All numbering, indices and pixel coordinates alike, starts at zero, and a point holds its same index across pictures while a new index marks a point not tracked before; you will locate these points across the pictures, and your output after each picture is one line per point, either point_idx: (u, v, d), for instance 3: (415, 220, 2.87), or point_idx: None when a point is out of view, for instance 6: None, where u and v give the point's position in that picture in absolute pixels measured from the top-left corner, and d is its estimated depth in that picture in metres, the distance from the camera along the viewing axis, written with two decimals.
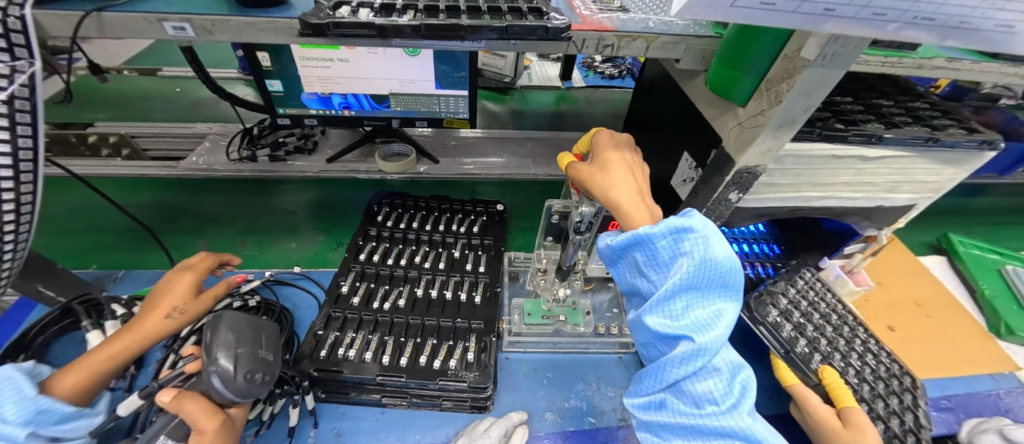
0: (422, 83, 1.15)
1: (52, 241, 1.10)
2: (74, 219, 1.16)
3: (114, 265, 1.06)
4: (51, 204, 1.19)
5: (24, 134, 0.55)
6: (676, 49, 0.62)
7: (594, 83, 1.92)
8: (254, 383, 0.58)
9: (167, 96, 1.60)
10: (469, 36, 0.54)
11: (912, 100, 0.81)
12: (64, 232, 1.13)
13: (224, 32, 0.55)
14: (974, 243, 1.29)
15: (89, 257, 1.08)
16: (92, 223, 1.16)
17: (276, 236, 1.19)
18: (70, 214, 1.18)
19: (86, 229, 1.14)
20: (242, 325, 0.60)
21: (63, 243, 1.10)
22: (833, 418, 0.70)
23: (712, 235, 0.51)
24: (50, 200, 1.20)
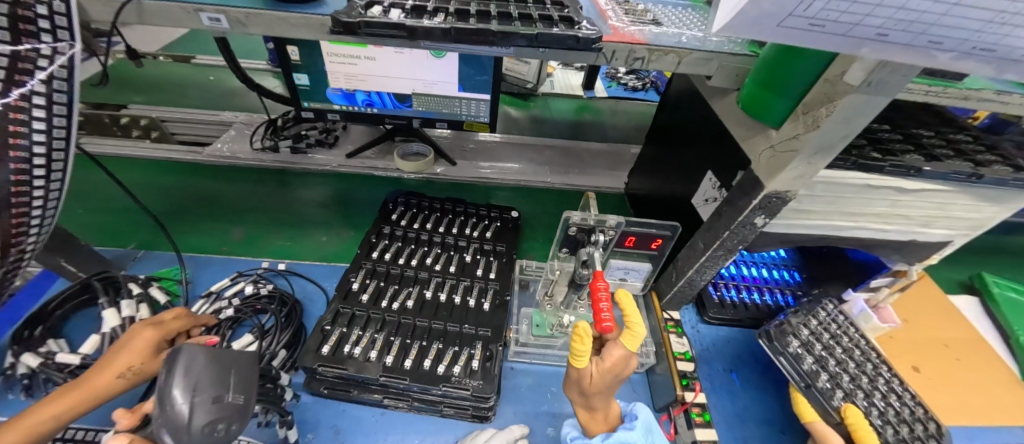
0: (445, 84, 1.15)
1: (97, 217, 1.13)
2: (118, 198, 1.19)
3: (152, 245, 1.08)
4: (94, 181, 1.22)
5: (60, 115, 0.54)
6: (708, 66, 0.60)
7: (617, 94, 1.91)
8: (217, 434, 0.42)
9: (199, 83, 1.64)
10: (500, 42, 0.54)
11: (954, 131, 0.77)
12: (89, 209, 1.15)
13: (257, 25, 0.56)
14: (1009, 284, 1.23)
15: (129, 236, 1.09)
16: (114, 203, 1.17)
17: (309, 227, 1.18)
18: (113, 190, 1.21)
19: (127, 208, 1.16)
20: (206, 363, 0.43)
21: (87, 221, 1.11)
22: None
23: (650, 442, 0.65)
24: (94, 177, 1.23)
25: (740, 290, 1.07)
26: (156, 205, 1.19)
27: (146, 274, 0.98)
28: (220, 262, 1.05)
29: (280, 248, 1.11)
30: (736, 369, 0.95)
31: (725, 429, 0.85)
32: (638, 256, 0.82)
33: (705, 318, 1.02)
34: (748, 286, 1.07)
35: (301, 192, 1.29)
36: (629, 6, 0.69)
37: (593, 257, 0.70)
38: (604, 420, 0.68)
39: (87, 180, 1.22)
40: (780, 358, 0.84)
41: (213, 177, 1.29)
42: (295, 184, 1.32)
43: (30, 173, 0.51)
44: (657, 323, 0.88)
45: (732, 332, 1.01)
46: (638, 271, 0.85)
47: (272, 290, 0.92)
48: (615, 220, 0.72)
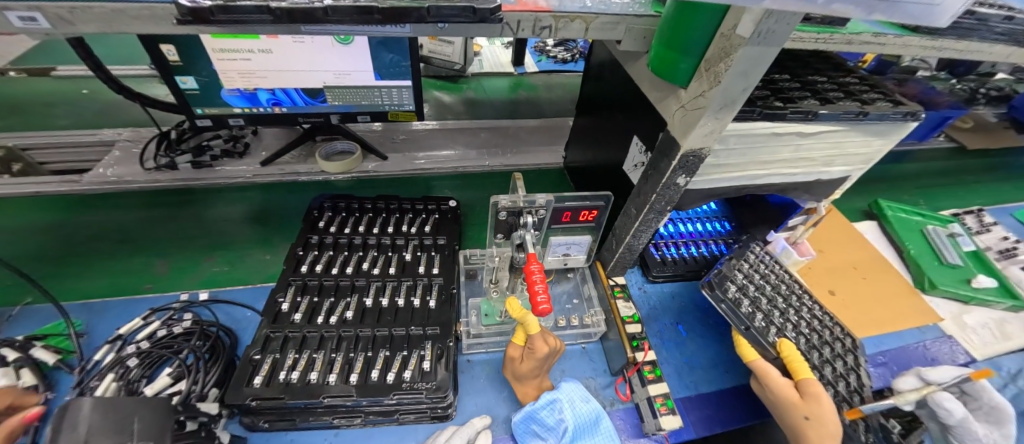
0: (359, 74, 1.06)
1: None
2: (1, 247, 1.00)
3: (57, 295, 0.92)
4: None
5: None
6: (616, 30, 0.59)
7: (548, 68, 1.89)
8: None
9: (65, 98, 1.40)
10: (391, 20, 0.49)
11: (844, 75, 0.83)
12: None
13: (89, 22, 0.46)
14: (900, 206, 1.39)
15: (23, 286, 0.93)
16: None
17: (247, 247, 1.07)
18: None
19: (18, 258, 0.98)
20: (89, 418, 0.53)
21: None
22: (792, 390, 0.73)
23: (573, 401, 0.72)
24: None
25: (679, 246, 1.12)
26: (24, 251, 1.00)
27: (24, 335, 0.83)
28: (120, 304, 0.91)
29: (210, 276, 0.99)
30: (682, 321, 0.99)
31: (677, 378, 0.89)
32: (578, 229, 0.82)
33: (650, 278, 1.05)
34: (685, 242, 1.13)
35: (218, 210, 1.15)
36: None
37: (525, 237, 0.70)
38: (535, 390, 0.77)
39: None
40: (722, 305, 0.89)
41: (95, 208, 1.11)
42: (201, 201, 1.17)
43: None
44: (605, 291, 0.89)
45: (675, 287, 1.06)
46: (579, 244, 0.85)
47: (189, 325, 0.82)
48: (544, 198, 0.71)
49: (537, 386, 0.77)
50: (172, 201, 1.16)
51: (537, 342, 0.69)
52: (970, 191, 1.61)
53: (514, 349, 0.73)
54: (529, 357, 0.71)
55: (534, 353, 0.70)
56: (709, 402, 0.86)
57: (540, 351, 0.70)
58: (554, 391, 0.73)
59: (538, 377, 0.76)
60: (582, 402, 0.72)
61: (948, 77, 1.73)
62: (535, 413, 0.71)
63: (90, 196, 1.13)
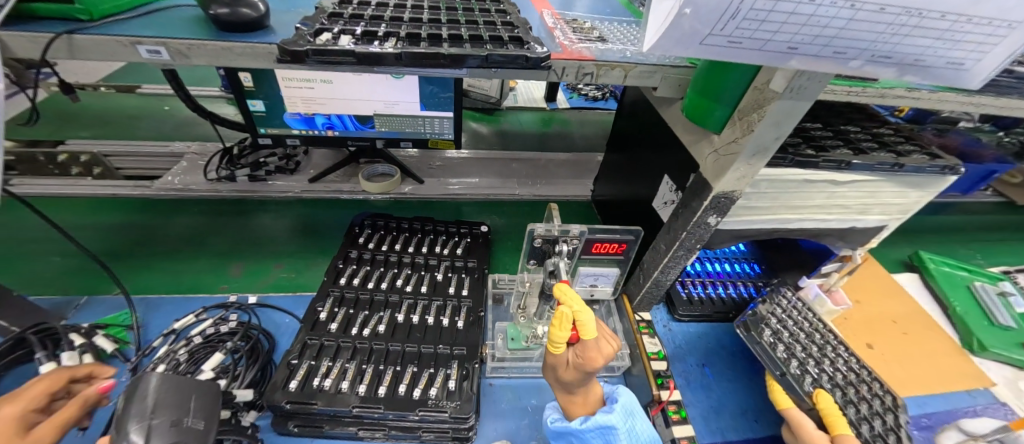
0: (407, 104, 1.15)
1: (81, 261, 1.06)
2: (103, 241, 1.12)
3: (142, 288, 1.02)
4: (80, 226, 1.16)
5: None
6: (653, 78, 0.64)
7: (578, 104, 1.97)
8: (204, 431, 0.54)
9: (146, 113, 1.56)
10: (453, 64, 0.55)
11: (878, 126, 0.85)
12: (13, 256, 1.03)
13: (202, 56, 0.55)
14: (943, 260, 1.34)
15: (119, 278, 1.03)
16: (42, 248, 1.06)
17: (313, 256, 1.15)
18: (97, 236, 1.14)
19: (112, 252, 1.09)
20: None
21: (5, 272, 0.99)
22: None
23: (631, 421, 0.62)
24: (81, 221, 1.17)
25: (706, 286, 1.11)
26: (96, 247, 1.10)
27: (89, 323, 0.90)
28: (175, 302, 0.99)
29: (279, 281, 1.07)
30: (708, 363, 0.98)
31: (702, 423, 0.87)
32: (607, 261, 0.84)
33: (676, 316, 1.05)
34: (713, 282, 1.12)
35: (273, 222, 1.24)
36: (576, 24, 0.74)
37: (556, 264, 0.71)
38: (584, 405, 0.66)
39: (69, 225, 1.16)
40: (756, 348, 0.90)
41: (168, 214, 1.22)
42: (254, 213, 1.27)
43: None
44: (630, 325, 0.89)
45: (702, 328, 1.05)
46: (607, 276, 0.87)
47: (234, 326, 0.88)
48: (578, 228, 0.74)
49: (585, 398, 0.66)
50: (242, 211, 1.27)
51: (590, 347, 0.60)
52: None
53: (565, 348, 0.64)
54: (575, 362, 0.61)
55: (585, 360, 0.61)
56: None
57: (593, 363, 0.60)
58: (606, 411, 0.63)
59: (587, 387, 0.66)
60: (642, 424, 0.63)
61: (992, 129, 1.69)
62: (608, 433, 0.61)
63: (179, 201, 1.27)
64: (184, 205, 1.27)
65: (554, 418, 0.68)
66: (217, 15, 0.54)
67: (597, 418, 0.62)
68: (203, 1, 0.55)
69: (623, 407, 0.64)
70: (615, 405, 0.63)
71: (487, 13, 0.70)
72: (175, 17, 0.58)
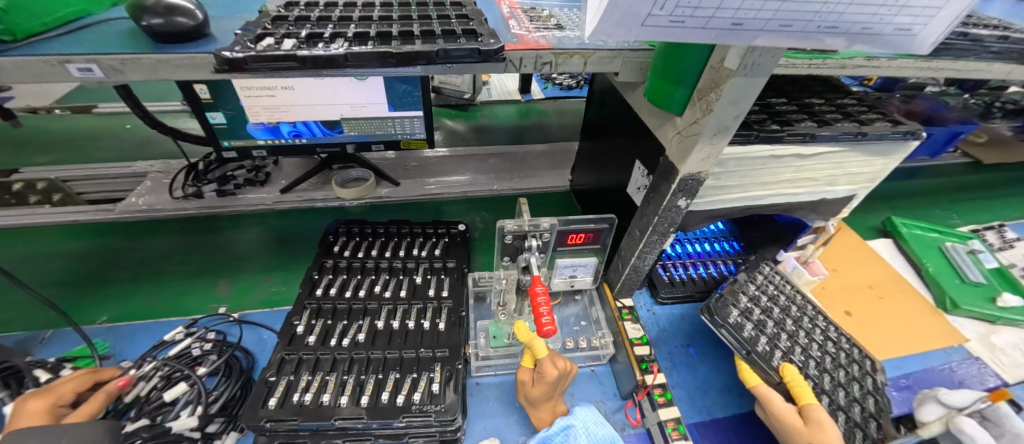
0: (374, 106, 1.12)
1: (56, 292, 1.02)
2: (74, 269, 1.07)
3: (126, 314, 0.98)
4: (47, 255, 1.10)
5: None
6: (613, 63, 0.63)
7: (553, 94, 1.96)
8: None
9: (105, 133, 1.50)
10: (404, 62, 0.53)
11: (842, 96, 0.86)
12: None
13: (137, 71, 0.52)
14: (915, 223, 1.37)
15: (101, 305, 1.00)
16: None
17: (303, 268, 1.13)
18: (66, 264, 1.09)
19: (86, 280, 1.05)
20: None
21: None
22: (794, 416, 0.70)
23: (589, 426, 0.71)
24: (52, 249, 1.12)
25: (687, 267, 1.12)
26: (57, 277, 1.05)
27: (55, 356, 0.86)
28: (147, 327, 0.95)
29: (270, 296, 1.04)
30: (693, 343, 0.98)
31: (688, 402, 0.88)
32: (584, 251, 0.83)
33: (659, 300, 1.05)
34: (694, 263, 1.13)
35: (247, 236, 1.20)
36: (534, 12, 0.72)
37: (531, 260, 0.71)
38: (550, 418, 0.76)
39: (37, 253, 1.11)
40: (722, 331, 0.85)
41: (138, 235, 1.18)
42: (226, 229, 1.23)
43: None
44: (612, 313, 0.89)
45: (685, 309, 1.06)
46: (585, 266, 0.86)
47: (208, 346, 0.85)
48: (548, 222, 0.74)
49: (551, 410, 0.76)
50: (217, 227, 1.23)
51: (544, 365, 0.70)
52: (990, 206, 1.58)
53: (524, 375, 0.74)
54: (535, 375, 0.73)
55: (543, 374, 0.71)
56: (721, 428, 0.84)
57: (549, 375, 0.71)
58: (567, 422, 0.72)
59: (552, 400, 0.76)
60: (597, 425, 0.72)
61: (957, 92, 1.73)
62: (570, 429, 0.71)
63: (154, 220, 1.22)
64: (157, 225, 1.22)
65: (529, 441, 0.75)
66: (151, 26, 0.51)
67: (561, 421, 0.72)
68: (135, 12, 0.52)
69: (583, 419, 0.72)
70: (572, 418, 0.72)
71: (442, 7, 0.68)
72: (108, 31, 0.55)
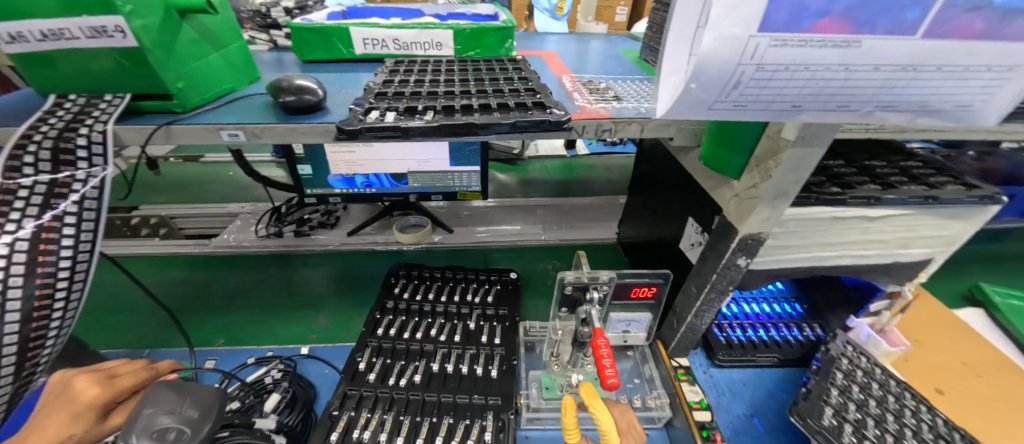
0: (437, 162, 1.24)
1: (184, 314, 1.15)
2: (199, 294, 1.22)
3: (240, 340, 1.08)
4: (179, 281, 1.27)
5: (88, 209, 0.62)
6: (669, 130, 0.69)
7: (598, 150, 2.04)
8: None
9: (209, 179, 1.74)
10: (484, 130, 0.61)
11: (905, 159, 0.84)
12: (98, 311, 1.14)
13: (271, 136, 0.64)
14: (1008, 292, 1.24)
15: (220, 330, 1.11)
16: (131, 303, 1.17)
17: None
18: (191, 289, 1.24)
19: (209, 304, 1.19)
20: None
21: (92, 325, 1.09)
22: None
23: None
24: (184, 276, 1.28)
25: (745, 329, 1.07)
26: (167, 299, 1.21)
27: None
28: (227, 352, 1.03)
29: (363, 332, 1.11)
30: (757, 413, 0.92)
31: None
32: (638, 306, 0.84)
33: (716, 362, 1.00)
34: (752, 324, 1.08)
35: (329, 275, 1.32)
36: (592, 85, 0.81)
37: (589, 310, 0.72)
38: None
39: (169, 279, 1.27)
40: (817, 436, 0.76)
41: (247, 269, 1.32)
42: (298, 267, 1.34)
43: (54, 286, 0.61)
44: (667, 372, 0.87)
45: (746, 374, 0.99)
46: (638, 321, 0.86)
47: (278, 376, 0.92)
48: (607, 275, 0.76)
49: None
50: (304, 264, 1.35)
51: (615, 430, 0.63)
52: None
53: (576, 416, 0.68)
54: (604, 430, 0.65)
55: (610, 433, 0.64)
56: None
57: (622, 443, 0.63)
58: None
59: None
60: None
61: None
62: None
63: (269, 256, 1.37)
64: (269, 259, 1.37)
65: None
66: (285, 102, 0.64)
67: None
68: (274, 92, 0.64)
69: None
70: None
71: (511, 82, 0.78)
72: (250, 105, 0.69)
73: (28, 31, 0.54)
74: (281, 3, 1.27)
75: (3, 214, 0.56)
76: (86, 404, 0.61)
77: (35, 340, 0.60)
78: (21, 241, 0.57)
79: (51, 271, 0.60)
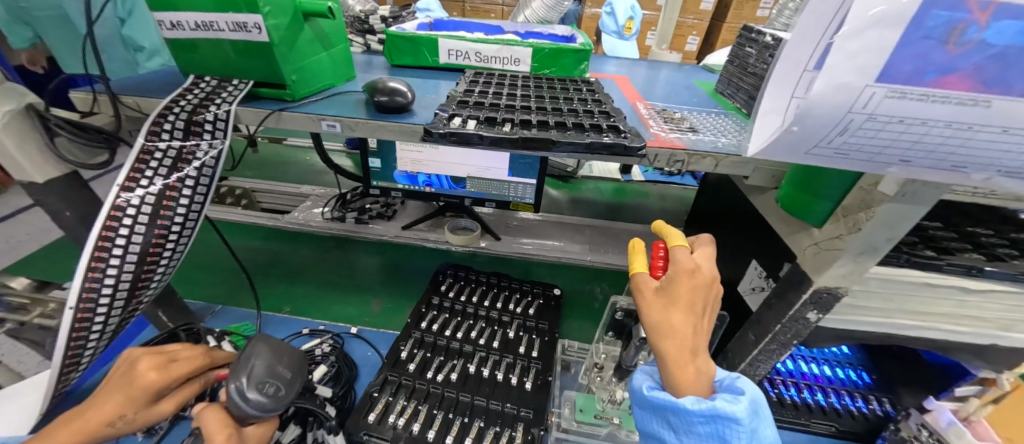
0: (496, 170, 1.28)
1: (258, 279, 1.28)
2: (275, 263, 1.35)
3: (300, 311, 1.16)
4: (264, 248, 1.42)
5: (204, 174, 0.69)
6: (745, 168, 0.67)
7: (654, 178, 2.00)
8: (272, 400, 0.60)
9: (287, 160, 1.90)
10: (558, 147, 0.63)
11: (1016, 230, 0.75)
12: (191, 264, 1.29)
13: (363, 130, 0.69)
14: None
15: (284, 300, 1.20)
16: (218, 263, 1.31)
17: None
18: (269, 258, 1.37)
19: (281, 274, 1.30)
20: None
21: (184, 276, 1.24)
22: None
23: None
24: (271, 246, 1.44)
25: (800, 389, 0.99)
26: (248, 263, 1.35)
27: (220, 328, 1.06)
28: (287, 320, 1.11)
29: None
30: None
31: None
32: None
33: None
34: (809, 385, 1.00)
35: (385, 265, 1.39)
36: (667, 114, 0.81)
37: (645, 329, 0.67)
38: (696, 379, 0.49)
39: (255, 246, 1.43)
40: None
41: (320, 248, 1.45)
42: (357, 253, 1.43)
43: (167, 238, 0.67)
44: None
45: (796, 439, 0.92)
46: None
47: (327, 350, 0.98)
48: None
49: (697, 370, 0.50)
50: (367, 251, 1.45)
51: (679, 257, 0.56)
52: None
53: (676, 320, 0.51)
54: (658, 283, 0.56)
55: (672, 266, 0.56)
56: None
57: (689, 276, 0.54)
58: (731, 401, 0.47)
59: (704, 360, 0.51)
60: None
61: None
62: (724, 429, 0.46)
63: (340, 239, 1.49)
64: (341, 242, 1.49)
65: (649, 385, 0.52)
66: (379, 101, 0.69)
67: (717, 403, 0.46)
68: (370, 90, 0.70)
69: None
70: (742, 397, 0.48)
71: (585, 103, 0.80)
72: (346, 100, 0.75)
73: (185, 22, 0.65)
74: (376, 11, 1.39)
75: (141, 169, 0.63)
76: (135, 390, 0.61)
77: (145, 278, 0.67)
78: (150, 195, 0.64)
79: (167, 224, 0.66)
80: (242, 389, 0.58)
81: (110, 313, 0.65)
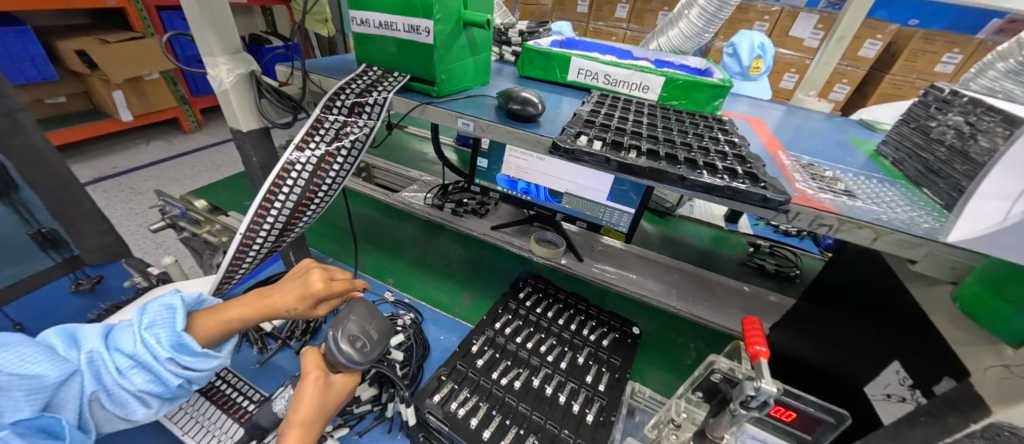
0: (595, 191, 1.26)
1: (368, 247, 1.43)
2: (385, 237, 1.50)
3: (400, 285, 1.27)
4: (378, 221, 1.59)
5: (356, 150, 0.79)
6: (913, 250, 0.56)
7: (763, 233, 1.79)
8: (361, 352, 0.67)
9: (405, 146, 2.11)
10: (687, 184, 0.59)
11: None
12: (322, 223, 1.50)
13: (492, 133, 0.74)
14: None
15: (388, 271, 1.33)
16: (342, 226, 1.51)
17: None
18: (381, 231, 1.53)
19: (387, 247, 1.44)
20: None
21: (318, 232, 1.46)
22: None
23: None
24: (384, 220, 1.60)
25: None
26: (363, 231, 1.52)
27: None
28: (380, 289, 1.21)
29: None
30: None
31: None
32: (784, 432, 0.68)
33: None
34: None
35: (474, 259, 1.46)
36: (815, 170, 0.72)
37: (755, 383, 0.57)
38: None
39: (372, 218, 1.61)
40: None
41: (425, 232, 1.56)
42: (451, 243, 1.52)
43: (319, 196, 0.78)
44: None
45: None
46: None
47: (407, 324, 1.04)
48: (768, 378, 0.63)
49: None
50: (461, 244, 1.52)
51: None
52: None
53: None
54: None
55: None
56: None
57: None
58: None
59: None
60: None
61: None
62: None
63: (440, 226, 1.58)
64: (441, 229, 1.59)
65: None
66: (512, 108, 0.73)
67: None
68: (506, 97, 0.74)
69: None
70: None
71: (718, 142, 0.74)
72: (480, 103, 0.81)
73: (373, 20, 0.77)
74: (515, 24, 1.47)
75: (311, 136, 0.73)
76: (309, 293, 0.71)
77: (291, 226, 0.78)
78: (314, 157, 0.74)
79: (320, 184, 0.76)
80: (336, 339, 0.66)
81: (262, 247, 0.76)
